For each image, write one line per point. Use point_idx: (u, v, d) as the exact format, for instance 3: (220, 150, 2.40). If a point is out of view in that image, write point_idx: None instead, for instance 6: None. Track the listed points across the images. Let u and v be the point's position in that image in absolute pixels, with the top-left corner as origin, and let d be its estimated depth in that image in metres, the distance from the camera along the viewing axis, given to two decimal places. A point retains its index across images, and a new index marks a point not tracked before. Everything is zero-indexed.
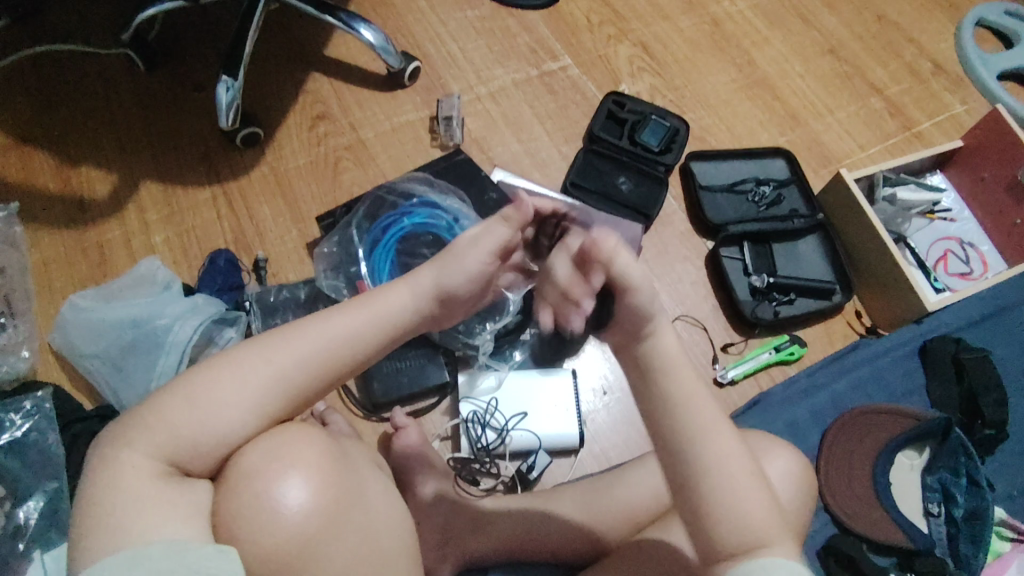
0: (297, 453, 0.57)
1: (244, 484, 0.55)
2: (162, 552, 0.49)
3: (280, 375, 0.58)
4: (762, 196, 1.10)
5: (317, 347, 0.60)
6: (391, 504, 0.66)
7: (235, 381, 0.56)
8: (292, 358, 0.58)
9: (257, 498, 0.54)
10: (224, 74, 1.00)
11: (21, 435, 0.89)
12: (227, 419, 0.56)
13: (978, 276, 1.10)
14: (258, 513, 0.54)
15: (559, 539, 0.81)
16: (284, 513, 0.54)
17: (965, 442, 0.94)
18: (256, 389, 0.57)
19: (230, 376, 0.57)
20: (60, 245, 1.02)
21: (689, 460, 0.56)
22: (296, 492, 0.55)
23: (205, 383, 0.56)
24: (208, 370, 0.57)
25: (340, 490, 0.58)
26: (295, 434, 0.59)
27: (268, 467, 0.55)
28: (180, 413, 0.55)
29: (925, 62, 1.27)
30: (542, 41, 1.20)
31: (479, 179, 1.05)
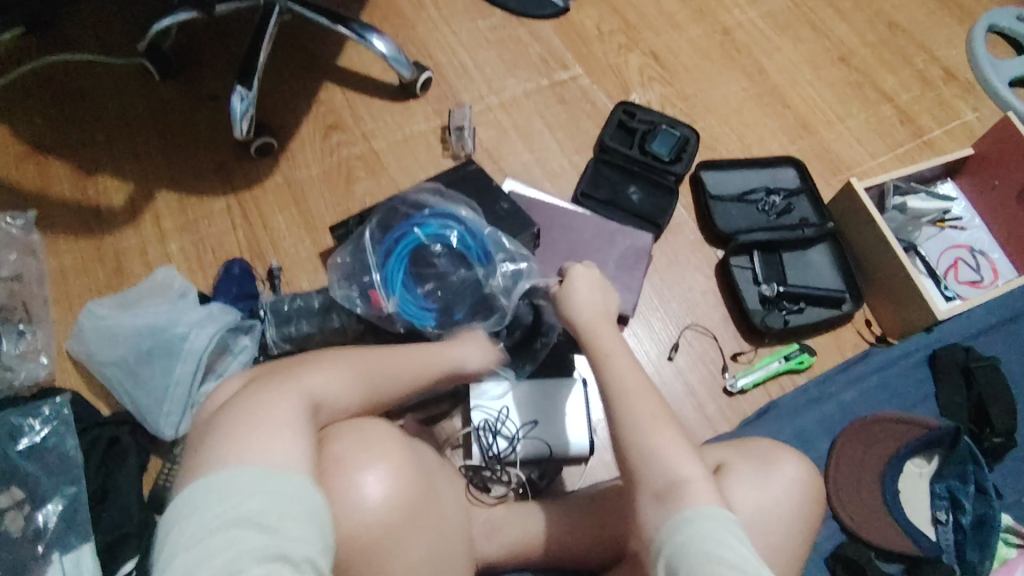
0: (385, 447, 0.65)
1: (342, 462, 0.61)
2: (287, 488, 0.52)
3: (387, 378, 0.71)
4: (772, 205, 1.10)
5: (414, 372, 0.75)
6: (452, 515, 0.72)
7: (355, 369, 0.68)
8: (387, 374, 0.72)
9: (351, 480, 0.61)
10: (238, 84, 1.02)
11: (40, 440, 0.90)
12: (337, 399, 0.66)
13: (988, 285, 1.10)
14: (350, 489, 0.60)
15: (573, 544, 0.83)
16: (370, 498, 0.61)
17: (973, 450, 0.95)
18: (359, 389, 0.68)
19: (350, 370, 0.68)
20: (76, 253, 1.04)
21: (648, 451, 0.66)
22: (378, 480, 0.62)
23: (328, 367, 0.67)
24: (335, 359, 0.68)
25: (416, 493, 0.65)
26: (383, 434, 0.67)
27: (361, 456, 0.63)
28: (312, 379, 0.64)
29: (935, 69, 1.27)
30: (553, 50, 1.21)
31: (492, 190, 1.04)
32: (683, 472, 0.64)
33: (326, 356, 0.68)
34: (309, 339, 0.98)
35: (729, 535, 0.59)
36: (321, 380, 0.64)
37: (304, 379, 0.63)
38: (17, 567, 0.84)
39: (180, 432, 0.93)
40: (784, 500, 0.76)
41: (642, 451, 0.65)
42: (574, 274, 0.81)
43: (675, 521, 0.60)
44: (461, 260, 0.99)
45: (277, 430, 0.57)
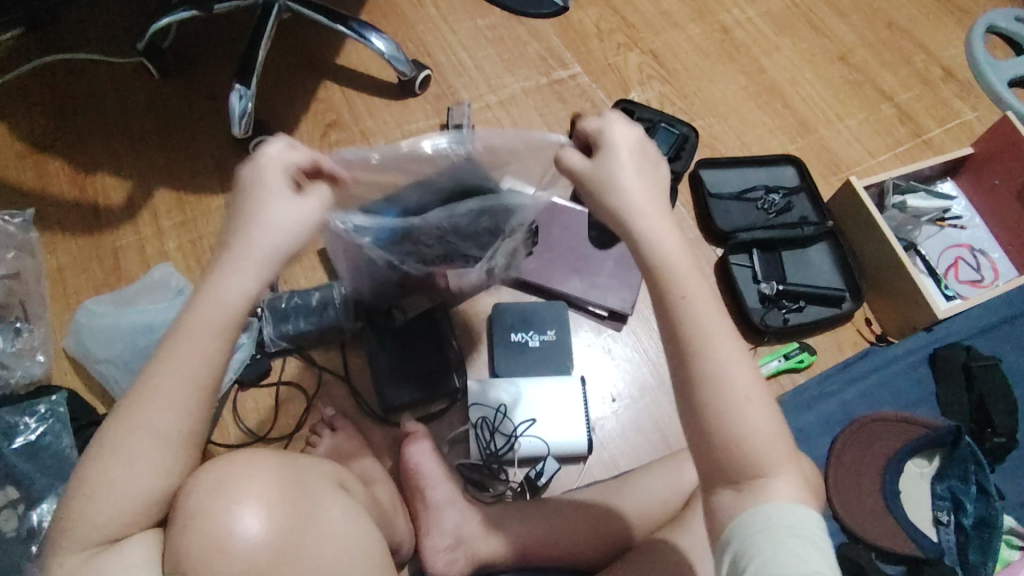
0: (232, 489, 0.56)
1: (191, 524, 0.55)
2: None
3: (174, 391, 0.57)
4: (772, 204, 1.10)
5: (206, 343, 0.58)
6: (352, 518, 0.65)
7: (153, 410, 0.57)
8: (176, 376, 0.57)
9: (213, 536, 0.54)
10: (237, 83, 1.02)
11: (36, 438, 0.90)
12: (154, 447, 0.57)
13: (989, 284, 1.10)
14: (213, 547, 0.54)
15: (568, 545, 0.82)
16: (235, 548, 0.54)
17: (975, 451, 0.94)
18: (174, 405, 0.57)
19: (130, 417, 0.57)
20: (74, 251, 1.03)
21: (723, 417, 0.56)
22: (250, 522, 0.55)
23: (106, 449, 0.57)
24: (128, 413, 0.57)
25: (293, 517, 0.58)
26: (233, 469, 0.58)
27: (213, 506, 0.55)
28: (87, 496, 0.56)
29: (935, 69, 1.26)
30: (552, 49, 1.21)
31: None
32: (768, 444, 0.56)
33: (106, 426, 0.58)
34: (306, 336, 0.98)
35: (821, 542, 0.54)
36: (122, 463, 0.56)
37: (101, 473, 0.56)
38: (15, 566, 0.84)
39: None
40: None
41: (722, 410, 0.56)
42: (618, 147, 0.63)
43: (754, 508, 0.55)
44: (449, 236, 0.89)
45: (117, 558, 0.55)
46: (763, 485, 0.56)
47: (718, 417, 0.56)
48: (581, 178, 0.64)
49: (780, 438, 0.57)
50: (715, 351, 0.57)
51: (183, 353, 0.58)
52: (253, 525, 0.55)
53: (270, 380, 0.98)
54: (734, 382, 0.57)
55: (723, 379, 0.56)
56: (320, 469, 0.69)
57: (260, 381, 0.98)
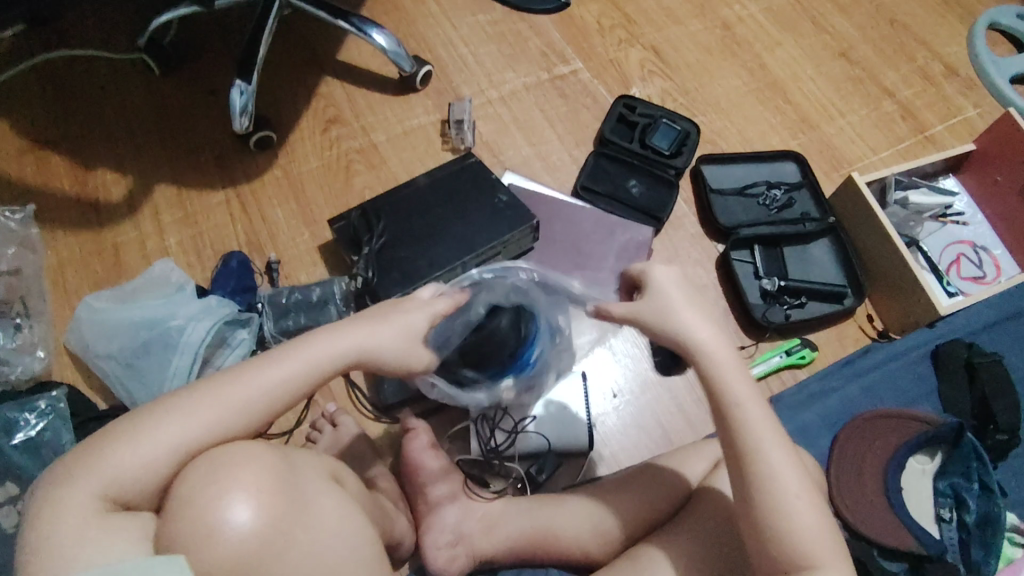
0: (225, 478, 0.55)
1: (182, 507, 0.54)
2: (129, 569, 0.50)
3: (249, 401, 0.62)
4: (773, 200, 1.10)
5: (292, 374, 0.64)
6: (347, 517, 0.64)
7: (225, 406, 0.61)
8: (244, 397, 0.62)
9: (203, 523, 0.53)
10: (238, 79, 1.02)
11: (36, 434, 0.90)
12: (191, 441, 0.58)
13: (991, 280, 1.09)
14: (201, 536, 0.53)
15: (569, 541, 0.82)
16: (223, 538, 0.53)
17: (977, 448, 0.93)
18: (226, 416, 0.61)
19: (179, 412, 0.59)
20: (75, 247, 1.03)
21: (785, 533, 0.62)
22: (239, 514, 0.54)
23: (159, 414, 0.59)
24: (195, 399, 0.60)
25: (286, 511, 0.57)
26: (234, 453, 0.58)
27: (206, 490, 0.55)
28: (123, 450, 0.56)
29: (937, 65, 1.26)
30: (553, 45, 1.21)
31: (488, 181, 1.02)
32: (819, 542, 0.62)
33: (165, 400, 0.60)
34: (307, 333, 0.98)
35: None
36: (176, 429, 0.58)
37: (147, 434, 0.57)
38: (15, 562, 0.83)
39: None
40: None
41: (785, 530, 0.62)
42: (665, 287, 0.70)
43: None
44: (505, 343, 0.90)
45: (111, 528, 0.53)
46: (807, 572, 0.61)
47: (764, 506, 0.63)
48: (634, 316, 0.70)
49: (831, 538, 0.63)
50: (768, 459, 0.64)
51: (251, 384, 0.63)
52: (245, 517, 0.54)
53: None
54: (783, 481, 0.63)
55: (783, 497, 0.63)
56: (317, 465, 0.69)
57: None
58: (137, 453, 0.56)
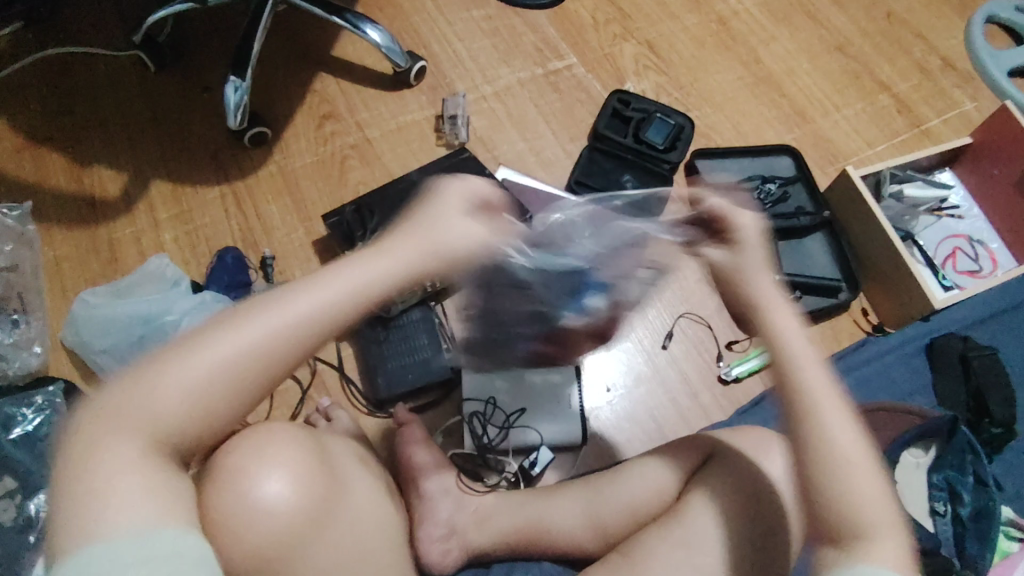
0: (260, 456, 0.59)
1: (230, 479, 0.58)
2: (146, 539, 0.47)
3: (290, 326, 0.54)
4: (767, 193, 1.09)
5: (334, 295, 0.56)
6: (381, 504, 0.72)
7: (261, 331, 0.53)
8: (279, 325, 0.54)
9: (236, 500, 0.57)
10: (231, 74, 1.02)
11: (33, 428, 0.91)
12: (229, 384, 0.53)
13: (987, 274, 1.09)
14: (234, 511, 0.57)
15: (561, 535, 0.82)
16: (254, 512, 0.58)
17: (972, 441, 0.92)
18: (262, 352, 0.54)
19: (207, 350, 0.53)
20: (72, 243, 1.04)
21: (843, 490, 0.59)
22: (270, 490, 0.59)
23: (187, 352, 0.52)
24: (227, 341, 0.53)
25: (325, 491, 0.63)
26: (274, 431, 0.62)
27: (254, 465, 0.59)
28: (161, 386, 0.52)
29: (933, 59, 1.26)
30: (548, 40, 1.21)
31: (483, 177, 1.02)
32: (872, 510, 0.59)
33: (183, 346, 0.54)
34: None
35: None
36: (209, 364, 0.52)
37: (183, 370, 0.52)
38: (13, 556, 0.84)
39: None
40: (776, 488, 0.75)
41: (844, 485, 0.59)
42: (750, 239, 0.66)
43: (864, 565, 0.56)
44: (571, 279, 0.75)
45: (149, 481, 0.49)
46: (867, 543, 0.57)
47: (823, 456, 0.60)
48: (737, 266, 0.66)
49: (886, 507, 0.60)
50: (815, 400, 0.62)
51: (287, 310, 0.55)
52: (275, 494, 0.59)
53: None
54: (860, 484, 0.60)
55: (845, 459, 0.60)
56: (345, 448, 0.72)
57: None
58: (178, 404, 0.52)
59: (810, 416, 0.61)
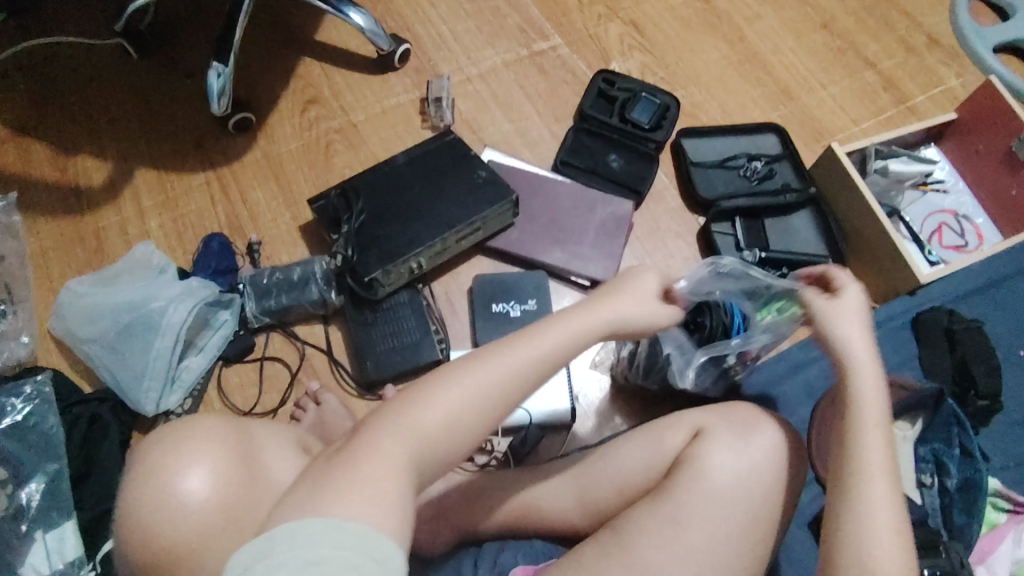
0: (178, 448, 0.51)
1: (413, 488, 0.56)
2: (312, 530, 0.49)
3: (525, 366, 0.61)
4: (753, 171, 1.10)
5: (539, 350, 0.62)
6: None
7: (512, 363, 0.61)
8: (543, 349, 0.63)
9: (160, 496, 0.50)
10: (214, 60, 1.01)
11: (22, 418, 0.90)
12: (456, 421, 0.59)
13: (973, 249, 1.09)
14: (158, 515, 0.50)
15: (554, 517, 0.83)
16: (179, 512, 0.50)
17: (957, 413, 0.93)
18: (512, 381, 0.61)
19: (490, 368, 0.61)
20: (57, 233, 1.03)
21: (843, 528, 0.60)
22: (191, 485, 0.51)
23: (451, 375, 0.61)
24: (438, 386, 0.60)
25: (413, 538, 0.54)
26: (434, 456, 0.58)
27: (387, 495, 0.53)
28: (439, 391, 0.59)
29: (919, 35, 1.26)
30: (532, 21, 1.20)
31: (468, 158, 1.02)
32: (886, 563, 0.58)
33: (393, 423, 0.57)
34: (289, 312, 0.99)
35: None
36: (484, 373, 0.60)
37: (464, 377, 0.60)
38: (5, 545, 0.85)
39: (161, 408, 0.93)
40: (762, 460, 0.76)
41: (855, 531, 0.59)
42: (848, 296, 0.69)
43: None
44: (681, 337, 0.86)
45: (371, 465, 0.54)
46: None
47: (849, 493, 0.61)
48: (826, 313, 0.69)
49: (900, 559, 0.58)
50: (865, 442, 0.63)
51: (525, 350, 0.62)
52: (201, 488, 0.51)
53: (254, 356, 0.99)
54: (870, 517, 0.59)
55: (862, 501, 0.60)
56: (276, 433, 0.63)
57: (245, 357, 0.98)
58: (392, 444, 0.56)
59: (862, 481, 0.61)
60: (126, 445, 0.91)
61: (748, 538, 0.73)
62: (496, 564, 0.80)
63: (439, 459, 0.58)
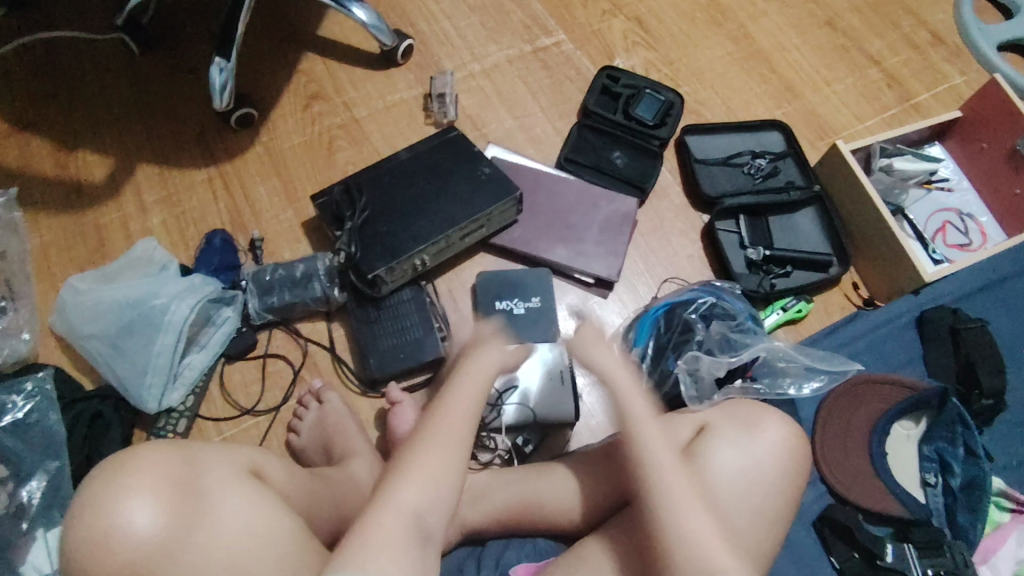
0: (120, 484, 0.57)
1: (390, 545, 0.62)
2: None
3: (464, 428, 0.74)
4: (758, 168, 1.09)
5: (468, 418, 0.74)
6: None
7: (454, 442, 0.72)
8: (465, 397, 0.77)
9: (98, 530, 0.55)
10: (216, 55, 1.00)
11: (23, 416, 0.90)
12: (434, 492, 0.68)
13: (977, 247, 1.09)
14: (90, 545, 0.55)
15: (558, 514, 0.83)
16: (118, 544, 0.55)
17: (962, 413, 0.92)
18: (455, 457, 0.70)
19: (438, 450, 0.70)
20: (58, 229, 1.03)
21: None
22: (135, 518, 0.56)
23: (412, 458, 0.70)
24: (409, 468, 0.68)
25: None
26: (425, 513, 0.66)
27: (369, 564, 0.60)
28: (408, 473, 0.68)
29: (923, 33, 1.25)
30: (536, 17, 1.20)
31: (472, 155, 1.01)
32: None
33: (382, 498, 0.66)
34: (292, 309, 0.98)
35: None
36: (436, 456, 0.70)
37: (421, 458, 0.70)
38: (6, 543, 0.84)
39: (164, 405, 0.92)
40: (767, 459, 0.76)
41: None
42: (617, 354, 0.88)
43: None
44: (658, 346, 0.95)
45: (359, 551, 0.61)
46: None
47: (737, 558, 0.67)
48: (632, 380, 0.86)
49: None
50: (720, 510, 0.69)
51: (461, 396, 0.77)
52: (145, 520, 0.56)
53: (256, 353, 0.99)
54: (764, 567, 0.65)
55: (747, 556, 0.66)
56: (226, 460, 0.64)
57: (247, 354, 0.98)
58: (380, 517, 0.64)
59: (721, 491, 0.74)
60: (128, 443, 0.91)
61: (754, 535, 0.74)
62: (499, 564, 0.80)
63: (433, 523, 0.66)
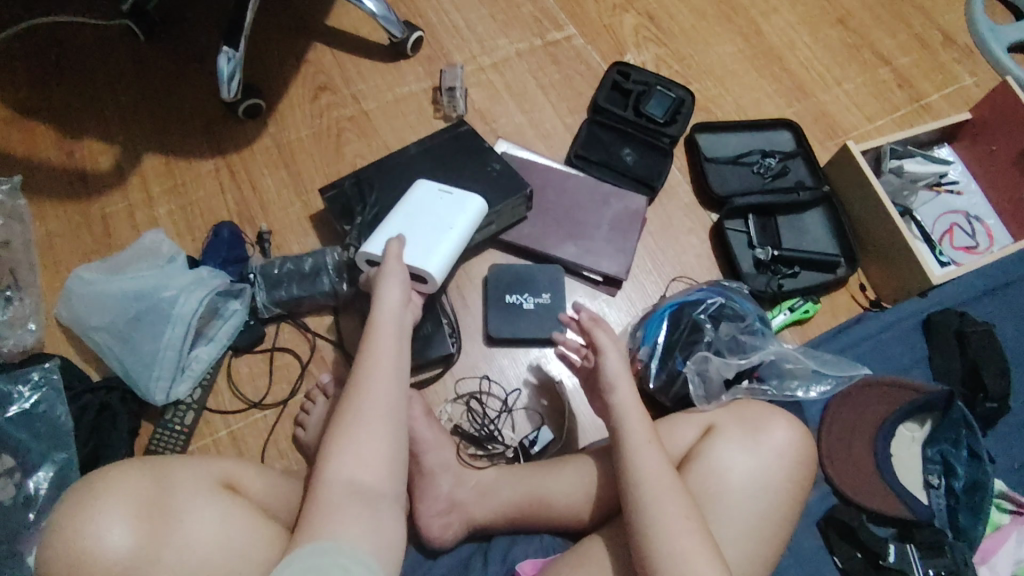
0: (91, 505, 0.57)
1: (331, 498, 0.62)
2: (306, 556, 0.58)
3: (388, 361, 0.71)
4: (767, 167, 1.09)
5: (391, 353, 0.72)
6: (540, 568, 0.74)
7: (381, 378, 0.69)
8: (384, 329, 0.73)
9: (74, 548, 0.55)
10: (224, 44, 0.98)
11: (30, 406, 0.89)
12: (369, 435, 0.66)
13: (984, 250, 1.09)
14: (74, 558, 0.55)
15: (566, 512, 0.83)
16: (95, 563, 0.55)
17: (967, 416, 0.93)
18: (387, 394, 0.68)
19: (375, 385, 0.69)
20: (63, 218, 1.02)
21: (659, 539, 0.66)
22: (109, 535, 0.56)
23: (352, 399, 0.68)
24: (339, 442, 0.65)
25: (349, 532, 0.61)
26: (366, 458, 0.65)
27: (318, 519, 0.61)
28: (357, 411, 0.67)
29: (934, 32, 1.25)
30: (546, 10, 1.19)
31: (483, 151, 1.01)
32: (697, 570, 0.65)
33: (319, 472, 0.64)
34: (300, 303, 0.98)
35: None
36: (372, 395, 0.68)
37: (367, 391, 0.68)
38: (11, 535, 0.83)
39: (171, 397, 0.92)
40: (775, 463, 0.76)
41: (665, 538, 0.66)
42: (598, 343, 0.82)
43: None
44: (671, 346, 0.94)
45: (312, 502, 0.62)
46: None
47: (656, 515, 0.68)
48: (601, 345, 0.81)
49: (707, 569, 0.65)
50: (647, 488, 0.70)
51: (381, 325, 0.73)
52: (120, 538, 0.56)
53: (263, 346, 0.99)
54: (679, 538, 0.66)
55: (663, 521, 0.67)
56: (199, 480, 0.65)
57: (254, 347, 0.98)
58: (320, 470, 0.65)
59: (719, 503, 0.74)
60: (135, 434, 0.91)
61: (758, 537, 0.73)
62: (507, 560, 0.80)
63: (374, 478, 0.64)
